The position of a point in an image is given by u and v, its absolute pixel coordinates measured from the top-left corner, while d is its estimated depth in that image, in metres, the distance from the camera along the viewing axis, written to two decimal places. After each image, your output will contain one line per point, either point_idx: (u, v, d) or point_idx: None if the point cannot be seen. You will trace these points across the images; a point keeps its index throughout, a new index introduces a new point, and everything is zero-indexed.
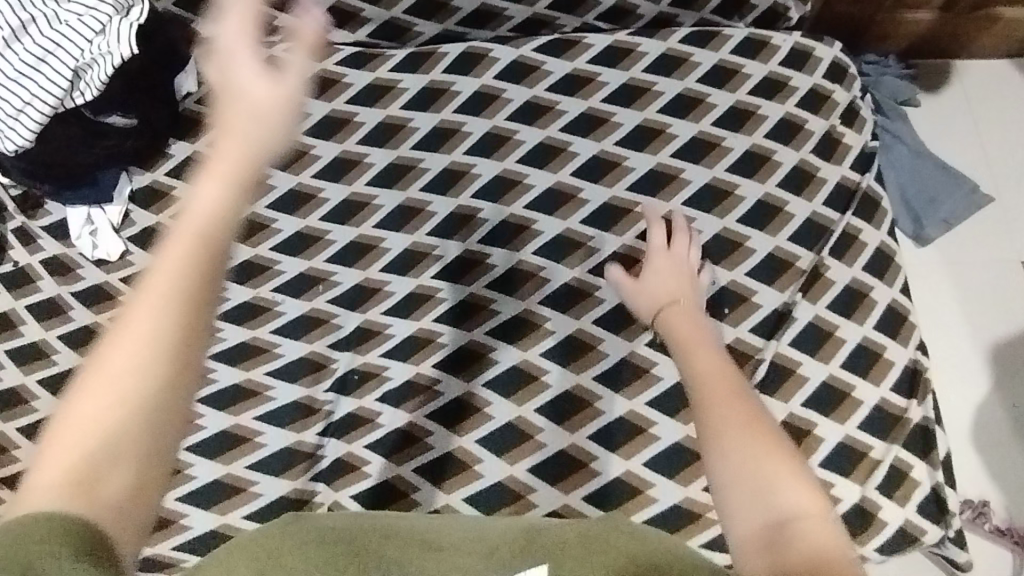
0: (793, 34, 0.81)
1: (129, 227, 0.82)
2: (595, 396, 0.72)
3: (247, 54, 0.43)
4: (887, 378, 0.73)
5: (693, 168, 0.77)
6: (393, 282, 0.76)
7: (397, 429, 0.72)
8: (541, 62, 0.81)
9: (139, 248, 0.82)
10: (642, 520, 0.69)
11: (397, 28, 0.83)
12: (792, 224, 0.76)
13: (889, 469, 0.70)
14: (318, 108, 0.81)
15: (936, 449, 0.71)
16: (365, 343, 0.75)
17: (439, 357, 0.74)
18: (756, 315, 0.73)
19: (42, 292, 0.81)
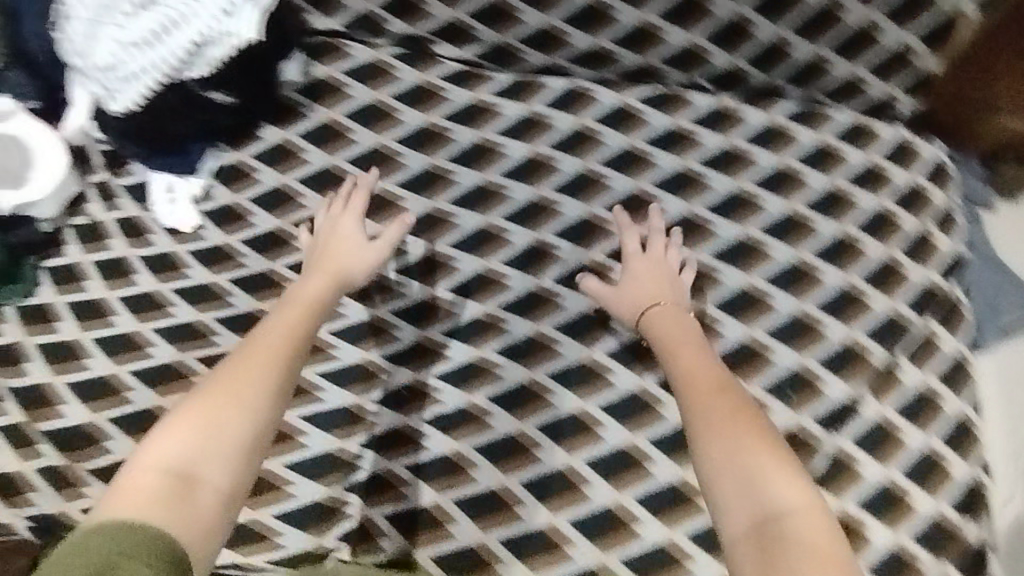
0: (900, 128, 0.83)
1: (207, 202, 0.82)
2: (648, 457, 0.74)
3: (347, 215, 0.78)
4: (946, 493, 0.73)
5: (778, 245, 0.79)
6: (459, 305, 0.79)
7: (441, 454, 0.75)
8: (640, 110, 0.83)
9: (216, 225, 0.81)
10: None
11: (505, 52, 0.83)
12: (867, 318, 0.77)
13: None
14: (414, 118, 0.83)
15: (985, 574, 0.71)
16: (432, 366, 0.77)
17: (495, 390, 0.76)
18: (823, 404, 0.75)
19: (112, 252, 0.80)
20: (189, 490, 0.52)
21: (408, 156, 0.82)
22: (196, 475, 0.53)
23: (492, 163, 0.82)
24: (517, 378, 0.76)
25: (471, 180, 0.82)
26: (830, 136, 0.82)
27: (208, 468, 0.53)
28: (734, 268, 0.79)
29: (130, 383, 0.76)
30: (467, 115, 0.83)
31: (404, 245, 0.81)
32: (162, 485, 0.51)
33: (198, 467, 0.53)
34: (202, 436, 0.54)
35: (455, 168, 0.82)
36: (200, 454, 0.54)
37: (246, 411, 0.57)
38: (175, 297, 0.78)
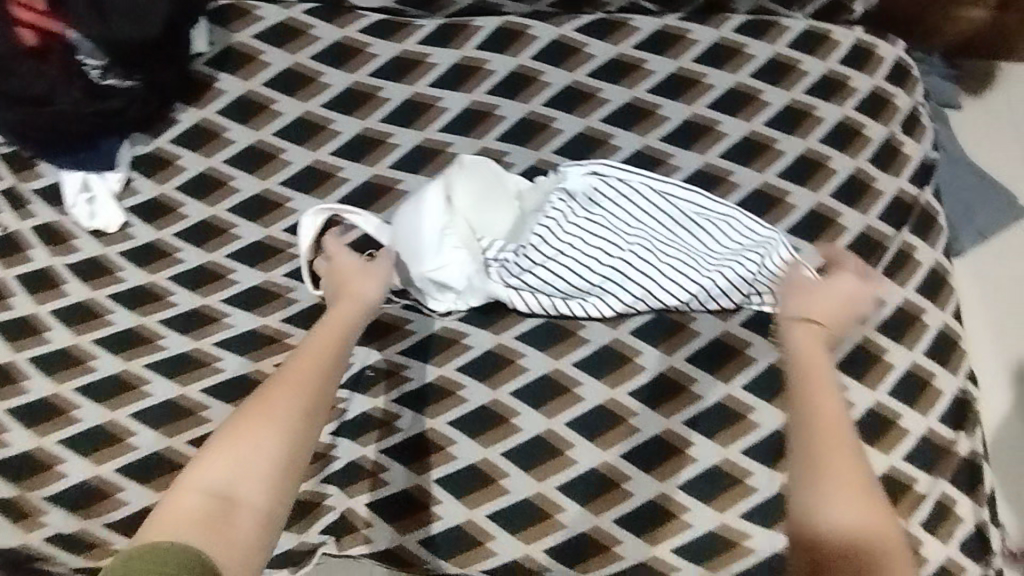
0: (752, 123, 0.93)
1: (160, 351, 0.88)
2: (683, 508, 0.79)
3: (354, 268, 0.82)
4: (916, 512, 0.79)
5: (534, 355, 0.84)
6: (393, 471, 0.82)
7: (386, 551, 0.81)
8: (409, 319, 0.88)
9: (160, 374, 0.87)
10: (738, 570, 0.77)
11: (267, 247, 0.94)
12: (635, 437, 0.81)
13: (932, 518, 0.80)
14: (183, 302, 0.91)
15: (982, 485, 0.81)
16: (428, 456, 0.82)
17: (490, 564, 0.79)
18: (629, 506, 0.79)
19: (93, 372, 0.86)
20: (229, 510, 0.54)
21: (178, 295, 0.91)
22: (234, 494, 0.56)
23: (207, 331, 0.89)
24: (533, 429, 0.82)
25: (177, 343, 0.88)
26: (912, 291, 0.87)
27: (245, 483, 0.57)
28: (475, 386, 0.84)
29: (133, 428, 0.84)
30: (249, 299, 0.91)
31: None
32: (203, 506, 0.54)
33: (235, 487, 0.56)
34: (238, 460, 0.58)
35: (163, 331, 0.89)
36: (234, 480, 0.57)
37: (268, 442, 0.59)
38: (77, 398, 0.85)
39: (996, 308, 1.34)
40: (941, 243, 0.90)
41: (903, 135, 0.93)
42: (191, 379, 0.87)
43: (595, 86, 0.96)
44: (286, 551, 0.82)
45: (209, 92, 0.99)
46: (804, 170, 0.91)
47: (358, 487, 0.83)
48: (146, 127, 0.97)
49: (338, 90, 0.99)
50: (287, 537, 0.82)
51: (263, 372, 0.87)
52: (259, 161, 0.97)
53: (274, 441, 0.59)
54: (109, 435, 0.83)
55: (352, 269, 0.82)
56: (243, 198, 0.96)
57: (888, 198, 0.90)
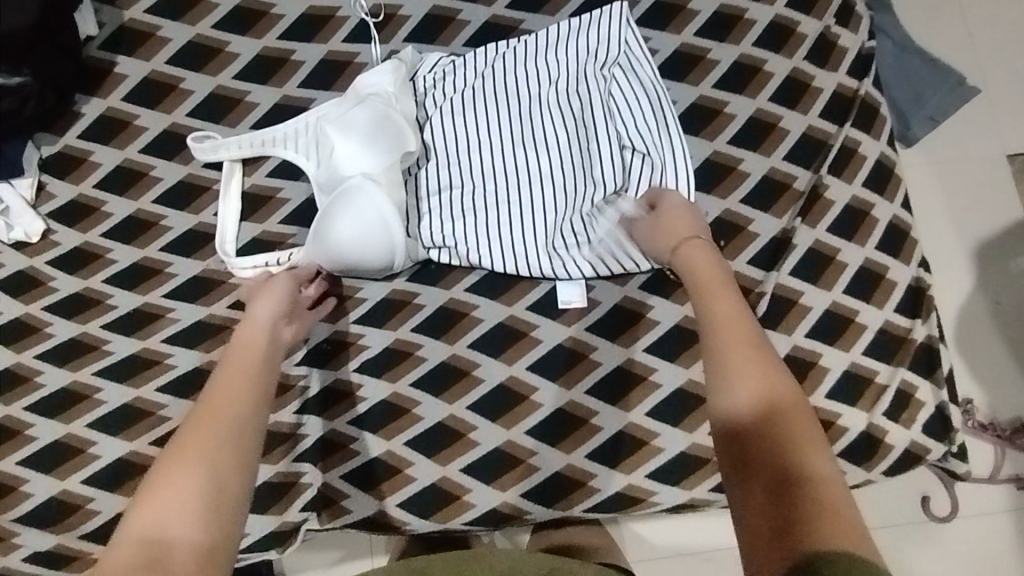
0: (682, 35, 0.89)
1: (108, 357, 0.87)
2: (652, 434, 0.80)
3: (264, 306, 0.75)
4: (878, 404, 0.81)
5: (487, 306, 0.83)
6: (360, 439, 0.83)
7: (366, 516, 0.82)
8: (358, 287, 0.85)
9: (113, 381, 0.86)
10: (710, 485, 0.80)
11: (203, 234, 0.90)
12: (596, 372, 0.81)
13: (894, 400, 0.81)
14: (125, 302, 0.88)
15: (939, 369, 0.82)
16: (395, 420, 0.82)
17: (470, 514, 0.80)
18: (597, 440, 0.80)
19: (46, 387, 0.86)
20: (163, 555, 0.50)
21: (117, 296, 0.88)
22: (164, 538, 0.51)
23: (154, 329, 0.87)
24: (495, 378, 0.82)
25: (125, 348, 0.87)
26: (859, 187, 0.86)
27: (179, 529, 0.52)
28: (437, 343, 0.83)
29: (93, 438, 0.84)
30: (193, 291, 0.89)
31: None
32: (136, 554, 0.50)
33: (166, 530, 0.52)
34: (167, 509, 0.53)
35: (108, 337, 0.87)
36: (170, 524, 0.52)
37: (193, 478, 0.55)
38: (32, 417, 0.85)
39: (954, 191, 1.34)
40: (885, 133, 0.89)
41: (837, 27, 0.90)
42: (144, 380, 0.86)
43: (515, 18, 0.92)
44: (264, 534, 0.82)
45: (111, 80, 0.93)
46: (741, 77, 0.88)
47: (332, 460, 0.83)
48: (51, 125, 0.92)
49: (247, 59, 0.93)
50: (268, 519, 0.82)
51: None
52: (175, 146, 0.92)
53: (199, 475, 0.55)
54: (68, 451, 0.84)
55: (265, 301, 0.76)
56: (168, 185, 0.91)
57: (827, 95, 0.88)
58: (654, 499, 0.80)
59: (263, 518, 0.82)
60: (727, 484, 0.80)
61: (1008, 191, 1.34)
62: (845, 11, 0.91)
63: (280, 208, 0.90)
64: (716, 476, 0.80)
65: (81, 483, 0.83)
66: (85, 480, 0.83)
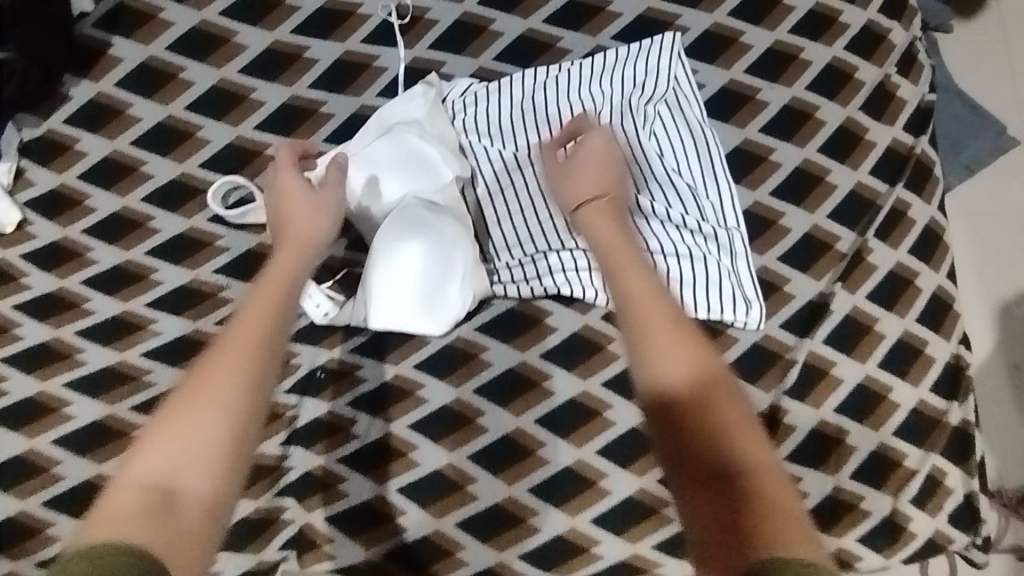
0: (732, 71, 0.83)
1: (81, 367, 0.80)
2: (662, 502, 0.75)
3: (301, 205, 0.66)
4: (906, 490, 0.75)
5: (497, 348, 0.77)
6: (351, 480, 0.77)
7: (350, 564, 0.76)
8: None
9: (85, 394, 0.79)
10: None
11: (194, 239, 0.83)
12: (608, 431, 0.75)
13: (922, 485, 0.75)
14: (103, 308, 0.81)
15: (973, 456, 0.77)
16: (389, 463, 0.76)
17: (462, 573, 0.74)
18: (603, 504, 0.75)
19: (10, 395, 0.79)
20: (170, 500, 0.44)
21: (94, 301, 0.81)
22: (174, 485, 0.45)
23: (134, 340, 0.81)
24: (500, 426, 0.76)
25: (100, 359, 0.80)
26: (905, 253, 0.80)
27: (187, 472, 0.46)
28: (440, 383, 0.77)
29: (58, 456, 0.78)
30: (179, 301, 0.82)
31: None
32: (140, 500, 0.44)
33: (175, 475, 0.46)
34: (177, 447, 0.46)
35: (82, 346, 0.80)
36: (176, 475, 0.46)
37: (216, 430, 0.47)
38: None
39: (984, 245, 1.29)
40: (936, 197, 0.83)
41: (897, 77, 0.84)
42: (118, 397, 0.79)
43: (553, 34, 0.85)
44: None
45: (104, 61, 0.85)
46: (790, 123, 0.82)
47: (317, 499, 0.77)
48: (35, 106, 0.84)
49: (256, 52, 0.85)
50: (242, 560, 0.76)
51: None
52: (172, 140, 0.84)
53: (219, 424, 0.47)
54: (30, 468, 0.77)
55: (291, 186, 0.66)
56: (159, 184, 0.84)
57: (879, 150, 0.82)
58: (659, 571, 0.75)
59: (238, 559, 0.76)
60: None
61: None
62: (905, 60, 0.85)
63: None
64: None
65: (41, 504, 0.77)
66: (45, 501, 0.77)
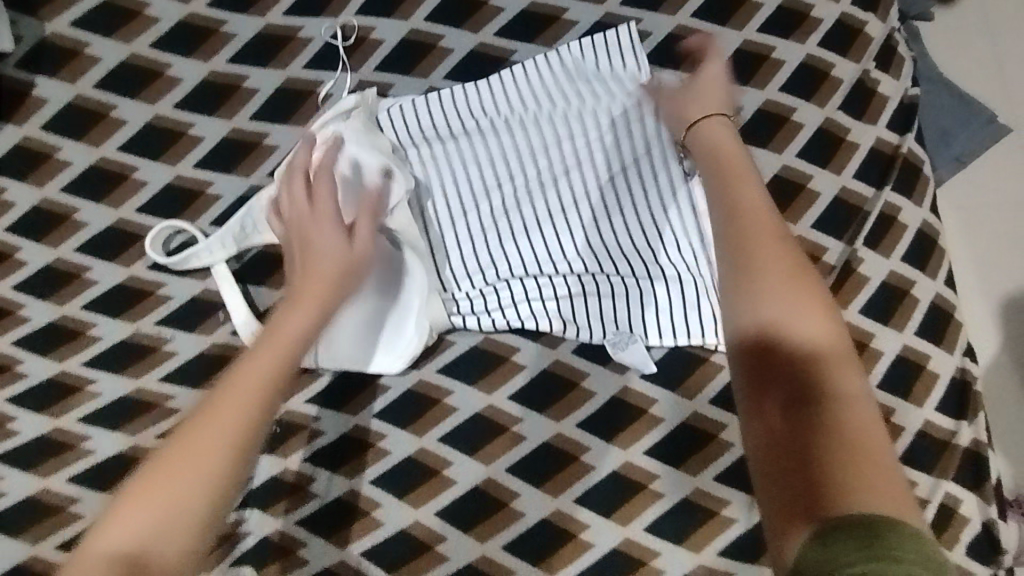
0: None
1: (14, 437, 0.73)
2: (652, 552, 0.67)
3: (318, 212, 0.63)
4: None
5: (462, 392, 0.71)
6: (310, 546, 0.69)
7: None
8: None
9: (18, 466, 0.72)
10: None
11: (133, 289, 0.77)
12: (589, 476, 0.68)
13: (935, 514, 0.69)
14: (38, 370, 0.75)
15: (987, 480, 0.70)
16: (350, 525, 0.69)
17: None
18: (587, 556, 0.67)
19: None
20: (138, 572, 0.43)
21: (27, 363, 0.75)
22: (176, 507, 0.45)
23: (72, 404, 0.74)
24: (470, 477, 0.69)
25: (35, 427, 0.74)
26: (899, 261, 0.74)
27: (187, 500, 0.45)
28: (403, 432, 0.70)
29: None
30: (119, 358, 0.76)
31: None
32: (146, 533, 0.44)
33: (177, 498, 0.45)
34: (180, 468, 0.46)
35: (16, 413, 0.74)
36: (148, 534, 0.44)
37: (216, 459, 0.46)
38: None
39: (982, 239, 1.23)
40: (927, 199, 0.77)
41: (878, 72, 0.78)
42: (51, 470, 0.73)
43: (506, 48, 0.79)
44: None
45: (29, 104, 0.79)
46: (766, 128, 0.76)
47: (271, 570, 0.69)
48: None
49: (191, 85, 0.80)
50: None
51: (147, 447, 0.73)
52: (105, 184, 0.78)
53: (201, 483, 0.46)
54: None
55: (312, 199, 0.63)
56: (94, 232, 0.78)
57: (864, 152, 0.76)
58: None
59: None
60: None
61: None
62: (884, 54, 0.79)
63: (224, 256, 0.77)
64: None
65: None
66: None
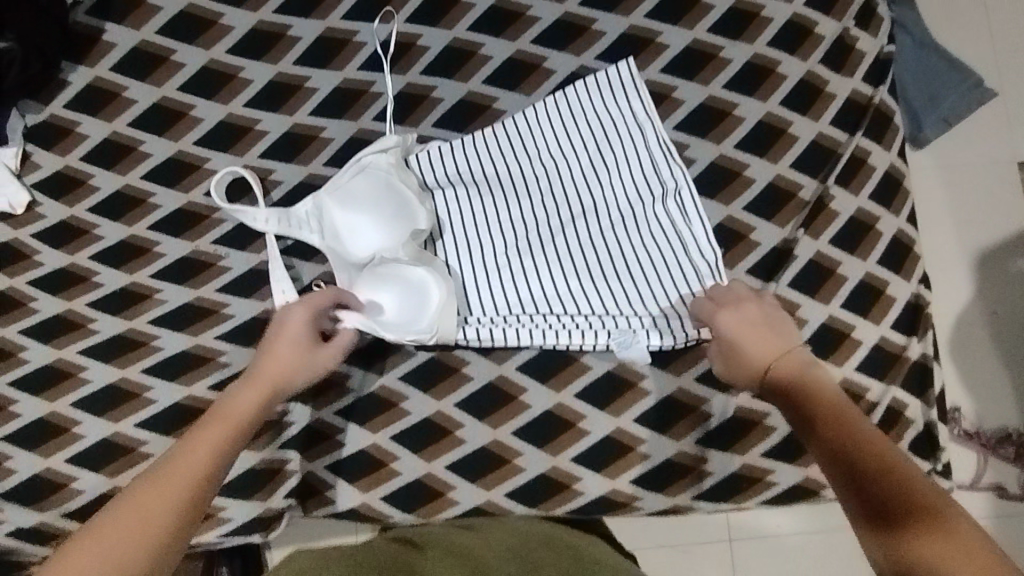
0: (695, 30, 0.86)
1: (93, 336, 0.85)
2: (639, 439, 0.79)
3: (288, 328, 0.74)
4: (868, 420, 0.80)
5: (479, 303, 0.82)
6: (347, 431, 0.82)
7: (349, 507, 0.82)
8: None
9: (98, 361, 0.85)
10: (694, 492, 0.79)
11: (192, 213, 0.88)
12: (587, 375, 0.80)
13: (884, 414, 0.80)
14: (113, 281, 0.87)
15: (931, 388, 0.82)
16: (382, 413, 0.82)
17: (453, 511, 0.80)
18: (584, 442, 0.79)
19: (30, 363, 0.85)
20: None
21: (103, 274, 0.87)
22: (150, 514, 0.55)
23: (142, 309, 0.86)
24: (485, 375, 0.81)
25: (111, 328, 0.86)
26: (865, 199, 0.84)
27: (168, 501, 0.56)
28: None
29: (75, 418, 0.83)
30: (181, 272, 0.87)
31: None
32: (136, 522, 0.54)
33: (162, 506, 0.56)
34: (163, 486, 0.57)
35: (94, 316, 0.86)
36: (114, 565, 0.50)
37: (187, 479, 0.58)
38: (18, 393, 0.84)
39: (961, 195, 1.32)
40: (896, 145, 0.86)
41: (856, 29, 0.87)
42: (129, 361, 0.85)
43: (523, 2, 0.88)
44: (246, 523, 0.82)
45: (99, 48, 0.89)
46: (753, 79, 0.85)
47: (316, 450, 0.83)
48: (36, 93, 0.89)
49: (242, 33, 0.90)
50: (251, 506, 0.82)
51: (207, 346, 0.85)
52: (167, 120, 0.89)
53: (158, 519, 0.55)
54: (52, 430, 0.83)
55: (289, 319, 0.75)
56: (157, 162, 0.89)
57: (839, 102, 0.85)
58: (637, 504, 0.79)
59: (247, 505, 0.82)
60: (713, 492, 0.79)
61: (1014, 198, 1.31)
62: (865, 13, 0.88)
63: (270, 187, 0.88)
64: (701, 485, 0.79)
65: (65, 462, 0.83)
66: (69, 459, 0.83)
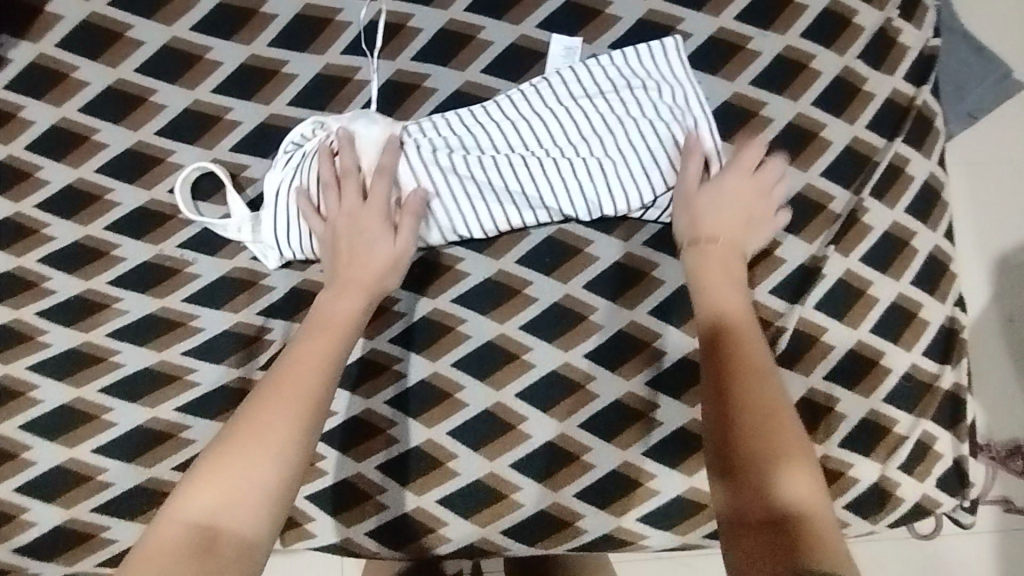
0: (722, 18, 0.77)
1: (44, 349, 0.77)
2: (648, 474, 0.73)
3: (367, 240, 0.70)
4: (895, 455, 0.74)
5: (476, 320, 0.74)
6: (329, 459, 0.74)
7: (332, 542, 0.75)
8: None
9: (51, 378, 0.76)
10: (706, 532, 0.73)
11: (153, 212, 0.79)
12: (592, 404, 0.73)
13: (911, 449, 0.74)
14: (66, 287, 0.78)
15: (963, 420, 0.75)
16: (368, 440, 0.74)
17: (445, 548, 0.73)
18: (587, 477, 0.73)
19: None
20: (214, 541, 0.47)
21: (54, 279, 0.78)
22: (240, 493, 0.50)
23: (98, 320, 0.77)
24: (480, 400, 0.73)
25: (65, 341, 0.77)
26: (902, 212, 0.76)
27: (266, 451, 0.52)
28: (420, 356, 0.74)
29: (26, 442, 0.76)
30: (141, 279, 0.78)
31: (182, 432, 0.76)
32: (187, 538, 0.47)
33: (227, 507, 0.49)
34: (289, 408, 0.55)
35: (45, 327, 0.77)
36: (221, 505, 0.49)
37: (283, 416, 0.54)
38: None
39: None
40: (937, 151, 0.78)
41: (899, 21, 0.78)
42: (86, 379, 0.76)
43: None
44: None
45: (44, 20, 0.78)
46: (783, 74, 0.77)
47: None
48: None
49: (209, 8, 0.79)
50: None
51: (172, 363, 0.77)
52: (124, 106, 0.79)
53: (263, 464, 0.51)
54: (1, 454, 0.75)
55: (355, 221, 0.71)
56: (113, 154, 0.79)
57: (877, 103, 0.77)
58: (644, 542, 0.73)
59: None
60: None
61: None
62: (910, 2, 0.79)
63: (243, 183, 0.79)
64: (714, 523, 0.73)
65: (17, 491, 0.75)
66: (22, 487, 0.75)
